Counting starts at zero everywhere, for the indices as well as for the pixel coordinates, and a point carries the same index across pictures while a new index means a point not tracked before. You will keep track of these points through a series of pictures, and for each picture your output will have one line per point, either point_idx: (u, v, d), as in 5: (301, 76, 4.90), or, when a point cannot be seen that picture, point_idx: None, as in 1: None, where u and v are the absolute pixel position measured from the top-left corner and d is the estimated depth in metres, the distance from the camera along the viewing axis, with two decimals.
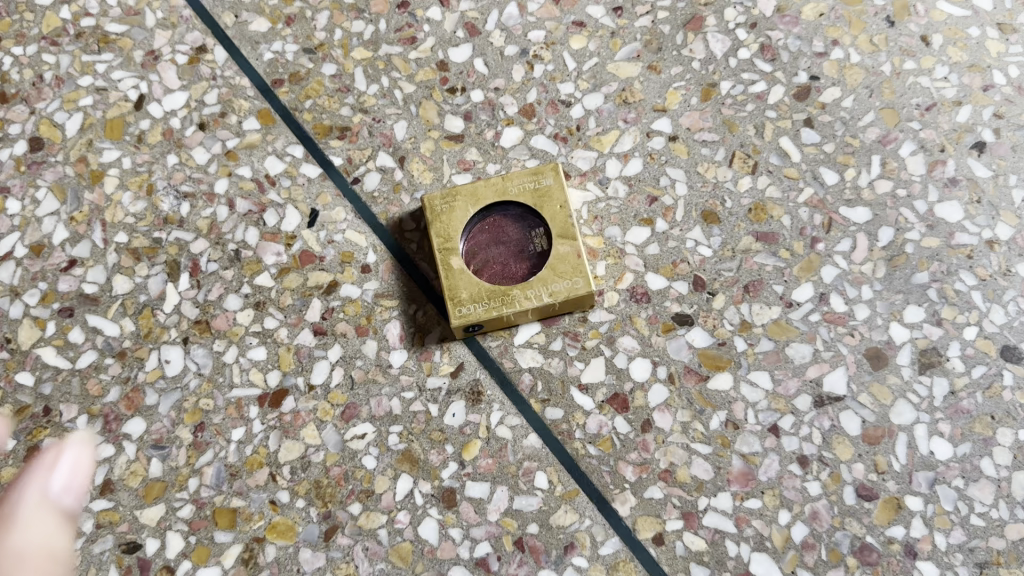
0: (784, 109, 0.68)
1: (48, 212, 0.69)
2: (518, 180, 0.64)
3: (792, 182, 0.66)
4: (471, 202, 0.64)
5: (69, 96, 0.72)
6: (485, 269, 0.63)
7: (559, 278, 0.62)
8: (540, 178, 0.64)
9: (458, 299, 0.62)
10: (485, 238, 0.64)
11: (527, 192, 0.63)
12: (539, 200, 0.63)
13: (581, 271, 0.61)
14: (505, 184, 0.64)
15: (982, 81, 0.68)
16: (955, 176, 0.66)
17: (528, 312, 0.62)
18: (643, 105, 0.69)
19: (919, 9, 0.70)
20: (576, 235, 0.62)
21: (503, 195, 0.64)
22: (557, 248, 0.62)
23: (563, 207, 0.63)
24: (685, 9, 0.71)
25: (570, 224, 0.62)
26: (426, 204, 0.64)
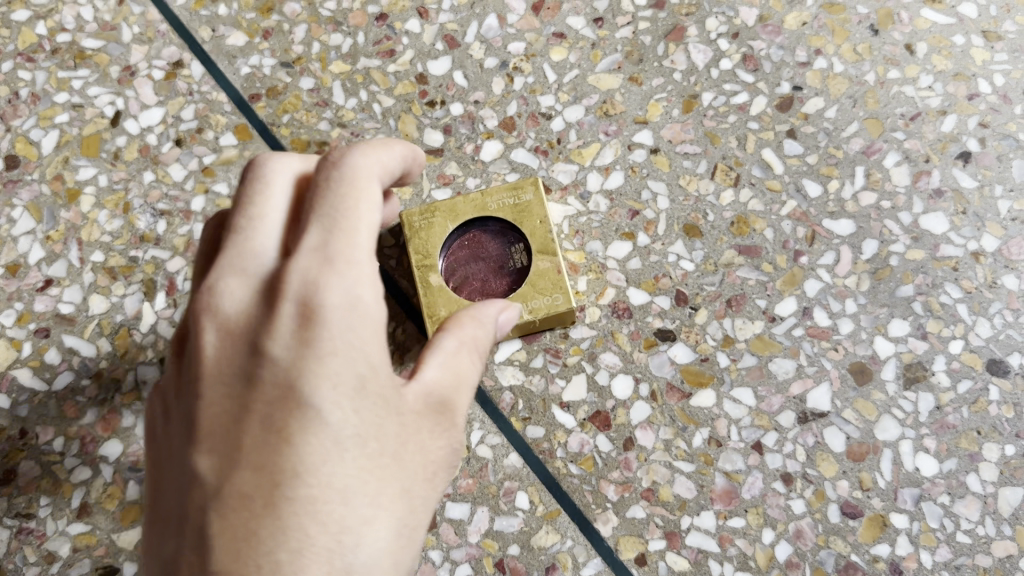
0: (767, 120, 0.67)
1: (24, 231, 0.69)
2: (499, 195, 0.62)
3: (775, 195, 0.65)
4: (450, 218, 0.63)
5: (46, 113, 0.71)
6: (466, 286, 0.62)
7: (539, 294, 0.60)
8: (521, 193, 0.62)
9: (437, 316, 0.60)
10: (466, 254, 0.63)
11: (506, 208, 0.62)
12: (518, 216, 0.62)
13: (561, 287, 0.60)
14: (485, 200, 0.62)
15: (967, 90, 0.67)
16: (941, 187, 0.65)
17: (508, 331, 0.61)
18: (624, 117, 0.68)
19: (903, 17, 0.69)
20: (556, 252, 0.61)
21: (484, 211, 0.63)
22: (538, 264, 0.61)
23: (543, 223, 0.62)
24: (667, 19, 0.70)
25: (550, 240, 0.61)
26: (405, 220, 0.62)
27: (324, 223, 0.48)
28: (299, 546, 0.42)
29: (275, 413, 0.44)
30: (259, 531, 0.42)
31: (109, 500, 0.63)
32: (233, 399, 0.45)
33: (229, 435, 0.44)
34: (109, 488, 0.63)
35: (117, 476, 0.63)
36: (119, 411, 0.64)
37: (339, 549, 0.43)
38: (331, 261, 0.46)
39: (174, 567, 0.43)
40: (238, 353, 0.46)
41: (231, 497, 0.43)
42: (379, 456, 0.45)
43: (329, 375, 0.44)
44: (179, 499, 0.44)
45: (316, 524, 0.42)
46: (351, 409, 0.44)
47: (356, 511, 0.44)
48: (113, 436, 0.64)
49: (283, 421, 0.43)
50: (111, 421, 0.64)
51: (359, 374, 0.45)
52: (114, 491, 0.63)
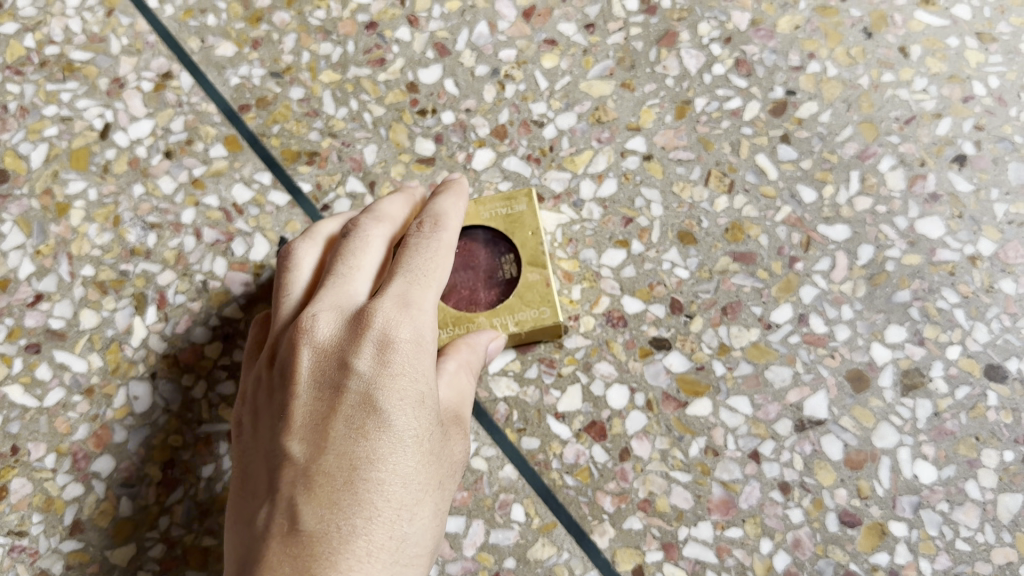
0: (760, 126, 0.67)
1: (14, 246, 0.68)
2: (492, 205, 0.62)
3: (769, 201, 0.65)
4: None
5: (34, 126, 0.71)
6: (452, 296, 0.61)
7: (526, 307, 0.60)
8: (514, 203, 0.62)
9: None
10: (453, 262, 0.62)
11: (499, 217, 0.62)
12: (510, 225, 0.62)
13: (549, 300, 0.60)
14: (477, 209, 0.62)
15: (962, 92, 0.67)
16: (937, 191, 0.65)
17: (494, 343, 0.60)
18: (617, 123, 0.67)
19: (896, 20, 0.69)
20: (546, 263, 0.60)
21: (475, 220, 0.62)
22: (529, 275, 0.60)
23: (535, 234, 0.61)
24: (659, 24, 0.70)
25: (540, 251, 0.60)
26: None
27: (405, 273, 0.52)
28: (370, 516, 0.45)
29: (356, 413, 0.48)
30: (340, 502, 0.45)
31: (100, 517, 0.62)
32: (321, 402, 0.49)
33: (316, 429, 0.48)
34: (101, 504, 0.62)
35: (109, 492, 0.62)
36: (110, 426, 0.64)
37: (399, 521, 0.46)
38: (410, 306, 0.50)
39: (264, 531, 0.47)
40: (327, 366, 0.50)
41: (317, 476, 0.46)
42: (430, 453, 0.48)
43: (401, 387, 0.48)
44: (269, 479, 0.48)
45: (383, 500, 0.46)
46: (414, 414, 0.48)
47: (414, 495, 0.47)
48: (104, 451, 0.63)
49: (362, 420, 0.47)
50: (103, 437, 0.64)
51: (423, 391, 0.49)
52: (106, 507, 0.62)
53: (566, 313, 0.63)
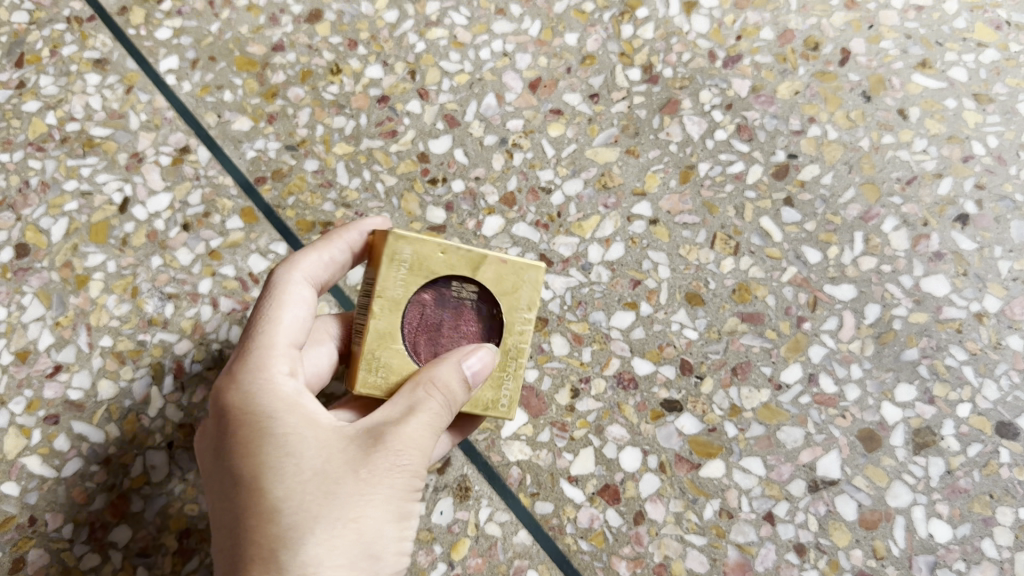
0: (764, 189, 0.68)
1: (34, 318, 0.69)
2: (388, 280, 0.53)
3: (775, 262, 0.66)
4: (392, 343, 0.54)
5: (55, 201, 0.72)
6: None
7: (516, 295, 0.55)
8: (396, 256, 0.53)
9: (495, 398, 0.56)
10: (427, 343, 0.56)
11: (410, 276, 0.53)
12: (424, 269, 0.54)
13: (521, 270, 0.55)
14: (390, 296, 0.53)
15: (961, 152, 0.68)
16: (941, 250, 0.66)
17: (523, 343, 0.56)
18: (623, 189, 0.69)
19: (894, 83, 0.71)
20: (482, 254, 0.54)
21: (400, 302, 0.54)
22: (485, 276, 0.55)
23: (443, 248, 0.54)
24: (661, 93, 0.71)
25: (466, 253, 0.54)
26: (360, 391, 0.54)
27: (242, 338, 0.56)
28: (245, 563, 0.48)
29: (225, 478, 0.51)
30: (229, 565, 0.49)
31: None
32: None
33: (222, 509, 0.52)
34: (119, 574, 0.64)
35: (126, 562, 0.64)
36: (127, 496, 0.65)
37: (273, 555, 0.47)
38: (243, 363, 0.54)
39: None
40: None
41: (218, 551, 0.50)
42: (303, 478, 0.49)
43: (250, 438, 0.51)
44: None
45: (253, 545, 0.48)
46: (266, 453, 0.50)
47: (282, 521, 0.48)
48: (121, 521, 0.65)
49: (229, 482, 0.51)
50: (120, 506, 0.65)
51: (276, 431, 0.51)
52: None
53: (522, 264, 0.55)
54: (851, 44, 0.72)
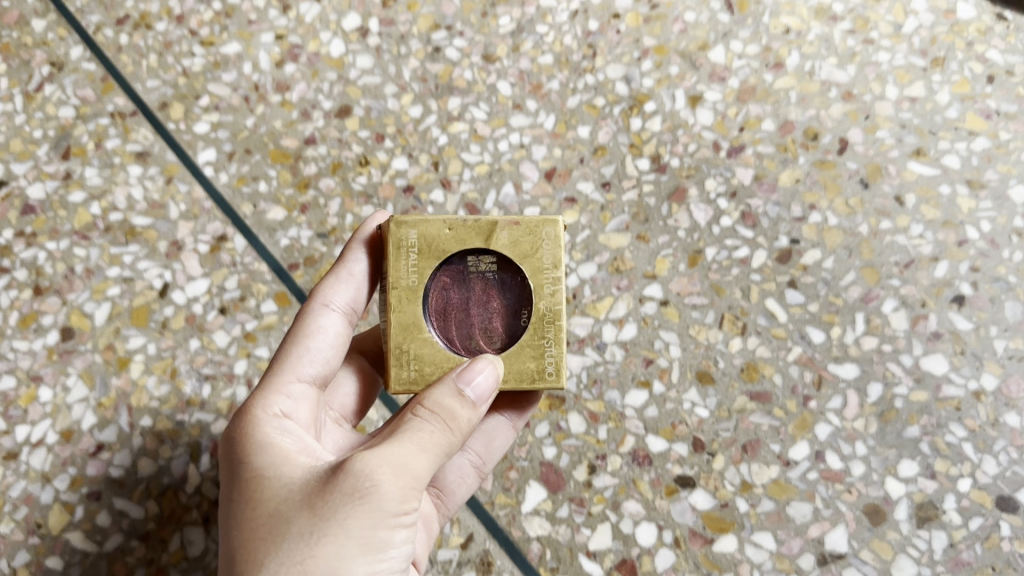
0: (768, 272, 0.72)
1: (78, 399, 0.73)
2: (401, 268, 0.56)
3: (781, 342, 0.69)
4: (417, 333, 0.56)
5: (98, 287, 0.77)
6: (503, 331, 0.58)
7: (535, 257, 0.57)
8: (404, 243, 0.56)
9: (540, 368, 0.56)
10: (458, 327, 0.58)
11: (422, 260, 0.57)
12: (434, 249, 0.57)
13: (535, 231, 0.57)
14: (406, 284, 0.56)
15: (956, 236, 0.72)
16: (939, 330, 0.69)
17: (554, 302, 0.57)
18: (634, 272, 0.73)
19: (891, 171, 0.75)
20: (490, 222, 0.57)
21: (417, 288, 0.57)
22: (498, 243, 0.57)
23: (446, 225, 0.57)
24: (669, 182, 0.76)
25: (473, 225, 0.57)
26: (396, 389, 0.56)
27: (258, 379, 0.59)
28: None
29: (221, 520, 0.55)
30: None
31: None
32: None
33: None
34: None
35: None
36: (165, 570, 0.68)
37: None
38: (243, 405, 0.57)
39: None
40: None
41: None
42: (266, 513, 0.51)
43: (231, 479, 0.54)
44: None
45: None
46: (238, 493, 0.53)
47: (244, 557, 0.50)
48: None
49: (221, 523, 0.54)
50: None
51: (250, 469, 0.53)
52: None
53: (533, 223, 0.57)
54: (849, 134, 0.76)
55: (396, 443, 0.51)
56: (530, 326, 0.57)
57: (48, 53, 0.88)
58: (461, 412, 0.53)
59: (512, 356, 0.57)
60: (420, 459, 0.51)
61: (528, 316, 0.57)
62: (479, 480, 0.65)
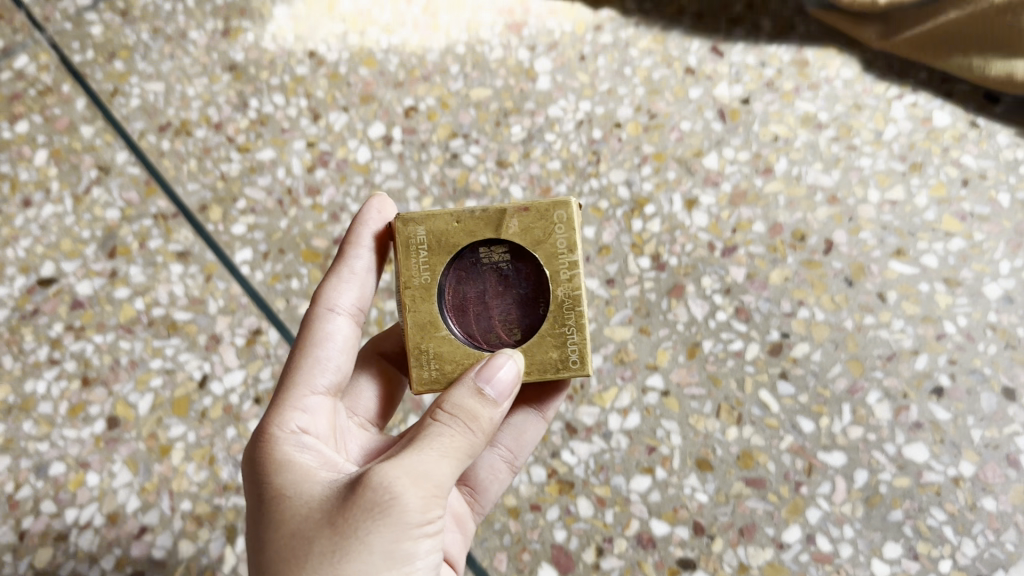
0: (761, 364, 0.78)
1: (122, 483, 0.79)
2: (413, 268, 0.62)
3: (774, 430, 0.75)
4: (434, 332, 0.61)
5: (142, 377, 0.83)
6: (523, 320, 0.62)
7: (547, 241, 0.61)
8: (414, 242, 0.62)
9: (564, 357, 0.61)
10: (478, 320, 0.62)
11: (434, 255, 0.62)
12: (444, 244, 0.62)
13: (544, 216, 0.61)
14: (421, 281, 0.62)
15: (935, 331, 0.78)
16: (919, 420, 0.75)
17: (568, 287, 0.61)
18: (637, 363, 0.79)
19: (873, 270, 0.81)
20: (498, 211, 0.61)
21: (431, 285, 0.62)
22: (508, 232, 0.61)
23: (453, 218, 0.62)
24: (668, 279, 0.82)
25: (481, 216, 0.61)
26: (419, 389, 0.61)
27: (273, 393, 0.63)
28: None
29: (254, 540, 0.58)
30: None
31: None
32: None
33: None
34: None
35: None
36: None
37: None
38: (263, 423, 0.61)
39: None
40: None
41: None
42: (293, 531, 0.53)
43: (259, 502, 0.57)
44: None
45: None
46: (267, 515, 0.55)
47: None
48: None
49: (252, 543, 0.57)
50: None
51: (276, 490, 0.56)
52: None
53: (542, 208, 0.61)
54: (834, 235, 0.83)
55: (416, 452, 0.53)
56: (550, 314, 0.61)
57: (95, 157, 0.96)
58: (477, 414, 0.55)
59: (534, 346, 0.61)
60: (438, 466, 0.53)
61: (547, 303, 0.62)
62: (511, 476, 0.70)
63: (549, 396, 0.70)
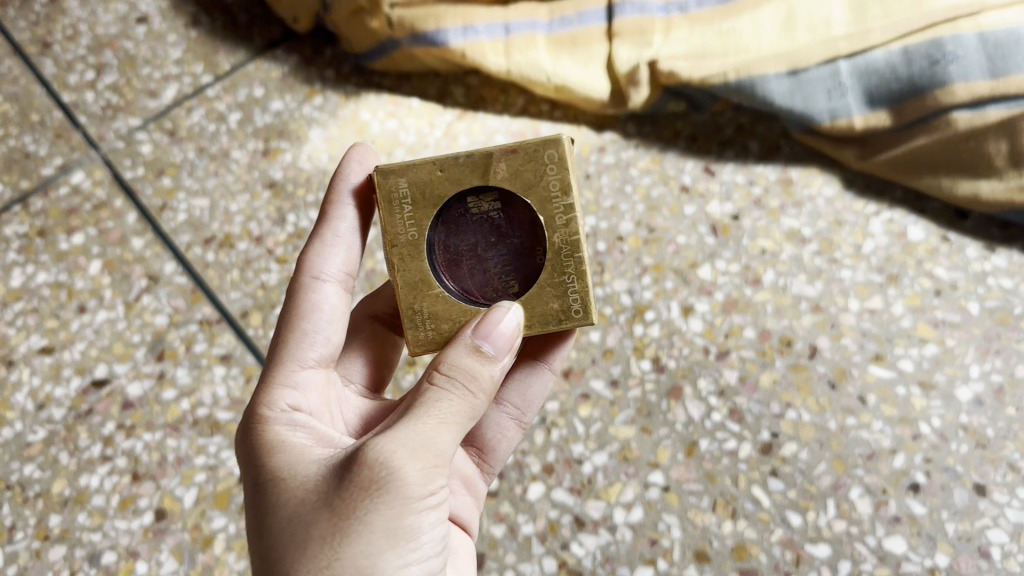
0: (753, 462, 0.86)
1: (169, 571, 0.89)
2: (400, 224, 0.67)
3: (765, 524, 0.83)
4: (427, 290, 0.67)
5: (187, 473, 0.93)
6: (517, 272, 0.68)
7: (539, 183, 0.66)
8: (399, 195, 0.67)
9: (565, 307, 0.67)
10: (473, 275, 0.68)
11: (423, 210, 0.67)
12: (432, 196, 0.67)
13: (534, 158, 0.66)
14: (411, 237, 0.67)
15: (911, 431, 0.86)
16: (898, 514, 0.83)
17: (564, 231, 0.66)
18: (640, 460, 0.87)
19: (854, 374, 0.89)
20: (486, 159, 0.66)
21: (419, 240, 0.67)
22: (496, 176, 0.66)
23: (439, 169, 0.66)
24: (667, 381, 0.90)
25: (468, 166, 0.66)
26: (417, 348, 0.67)
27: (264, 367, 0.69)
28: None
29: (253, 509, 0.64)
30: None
31: None
32: None
33: None
34: None
35: None
36: None
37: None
38: (258, 400, 0.66)
39: None
40: None
41: None
42: (295, 510, 0.59)
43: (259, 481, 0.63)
44: None
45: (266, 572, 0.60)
46: (268, 493, 0.61)
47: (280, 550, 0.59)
48: None
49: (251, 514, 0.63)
50: None
51: (275, 471, 0.62)
52: None
53: (531, 148, 0.66)
54: (818, 341, 0.91)
55: (412, 427, 0.58)
56: (548, 262, 0.67)
57: (145, 267, 1.05)
58: (475, 373, 0.60)
59: (534, 297, 0.67)
60: (436, 436, 0.58)
61: (544, 251, 0.67)
62: (519, 434, 0.81)
63: (552, 348, 0.79)
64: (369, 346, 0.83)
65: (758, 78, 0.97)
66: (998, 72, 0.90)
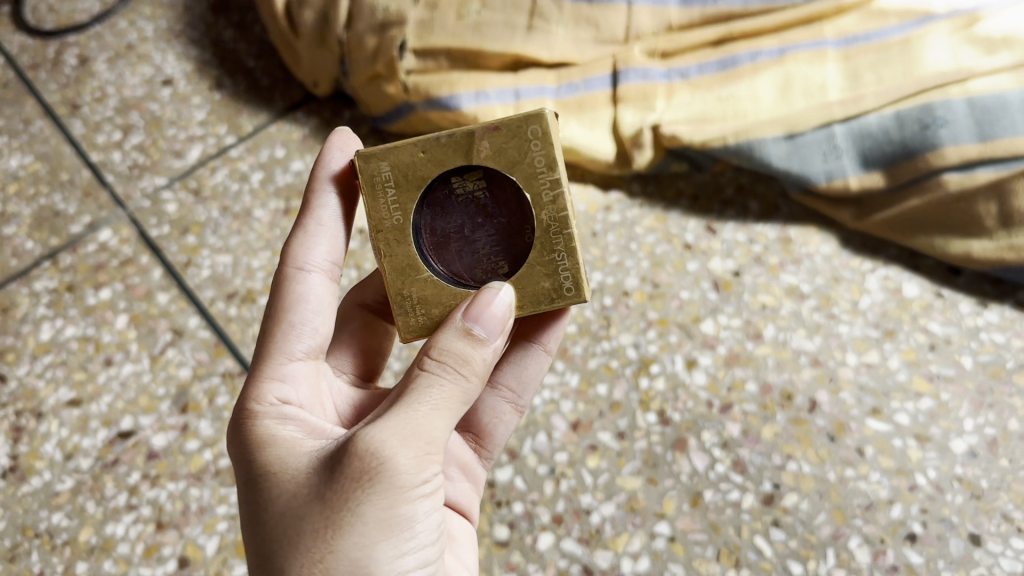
0: (756, 512, 0.89)
1: None
2: (384, 209, 0.68)
3: (767, 573, 0.86)
4: (415, 275, 0.68)
5: (209, 521, 0.97)
6: (506, 251, 0.69)
7: (524, 159, 0.65)
8: (381, 179, 0.67)
9: (557, 285, 0.67)
10: (462, 258, 0.69)
11: (408, 194, 0.67)
12: (416, 179, 0.67)
13: (518, 134, 0.65)
14: (398, 222, 0.68)
15: (907, 482, 0.89)
16: (896, 563, 0.86)
17: (552, 208, 0.66)
18: (646, 510, 0.90)
19: (853, 426, 0.93)
20: (468, 137, 0.66)
21: (404, 225, 0.68)
22: (480, 155, 0.66)
23: (421, 150, 0.66)
24: (672, 433, 0.94)
25: (451, 144, 0.66)
26: (408, 335, 0.69)
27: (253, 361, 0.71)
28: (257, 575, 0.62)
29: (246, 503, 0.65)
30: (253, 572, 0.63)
31: None
32: None
33: None
34: None
35: None
36: None
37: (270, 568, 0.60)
38: (248, 395, 0.68)
39: None
40: None
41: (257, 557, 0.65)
42: (288, 502, 0.61)
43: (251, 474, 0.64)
44: None
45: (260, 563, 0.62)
46: (262, 485, 0.63)
47: (274, 542, 0.60)
48: None
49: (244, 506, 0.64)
50: None
51: (267, 465, 0.64)
52: None
53: (515, 122, 0.65)
54: (817, 394, 0.95)
55: (403, 415, 0.60)
56: (538, 241, 0.67)
57: (169, 321, 1.10)
58: (466, 357, 0.62)
59: (524, 277, 0.67)
60: (428, 424, 0.60)
61: (533, 229, 0.67)
62: (517, 418, 0.85)
63: (544, 330, 0.81)
64: (359, 345, 0.87)
65: (756, 142, 1.02)
66: (987, 135, 0.94)
